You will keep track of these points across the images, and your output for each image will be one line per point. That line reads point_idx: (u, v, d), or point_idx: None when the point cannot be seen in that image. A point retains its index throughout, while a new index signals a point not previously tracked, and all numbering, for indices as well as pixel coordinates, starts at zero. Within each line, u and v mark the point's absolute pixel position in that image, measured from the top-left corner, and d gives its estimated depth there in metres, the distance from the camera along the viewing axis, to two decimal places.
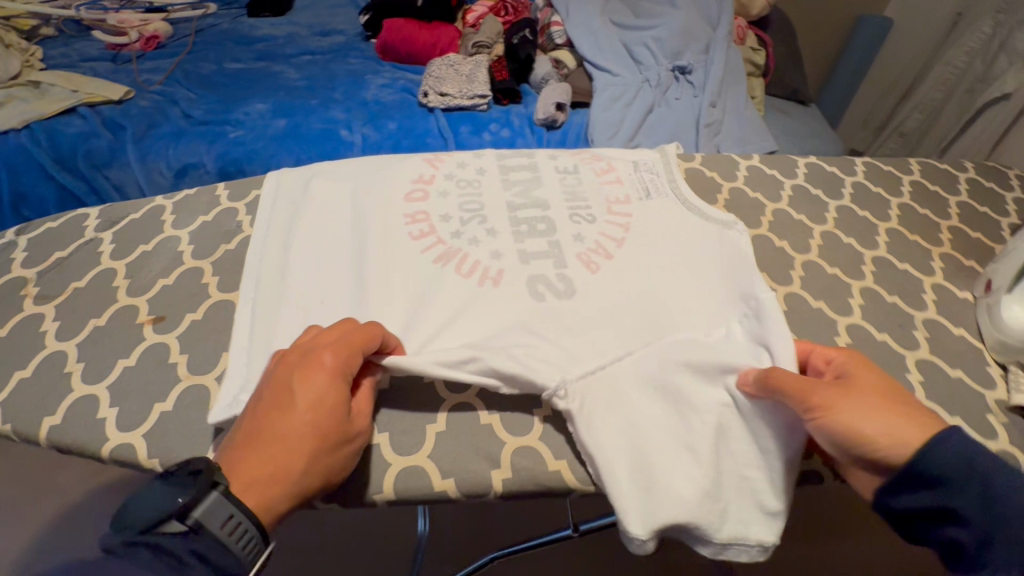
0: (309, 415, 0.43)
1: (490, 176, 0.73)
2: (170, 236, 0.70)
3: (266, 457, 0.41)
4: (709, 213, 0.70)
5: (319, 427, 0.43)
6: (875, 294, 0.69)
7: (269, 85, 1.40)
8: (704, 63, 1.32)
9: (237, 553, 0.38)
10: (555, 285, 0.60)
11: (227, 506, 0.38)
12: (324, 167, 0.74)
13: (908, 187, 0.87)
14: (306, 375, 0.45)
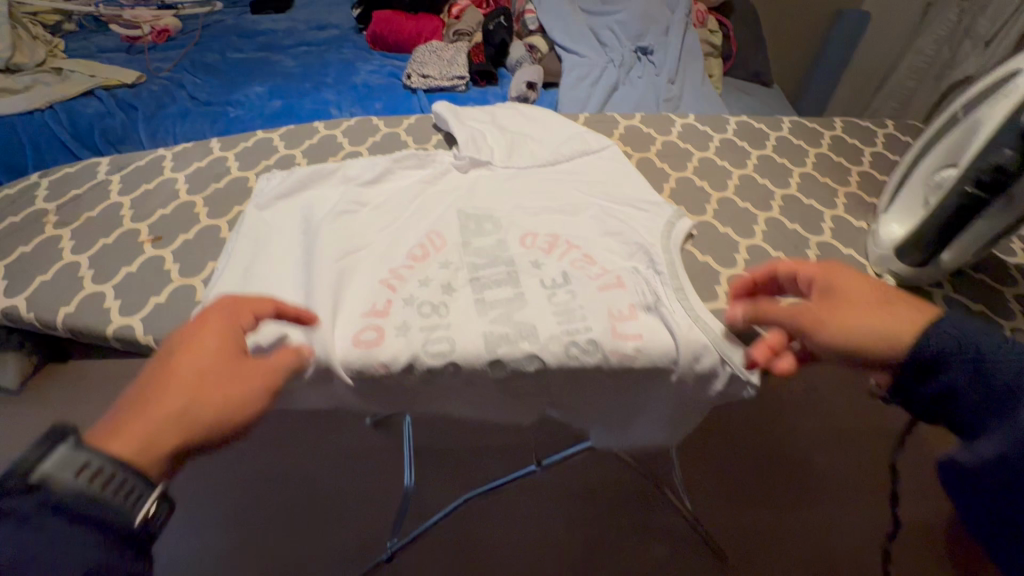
0: (193, 371, 0.46)
1: (460, 299, 0.63)
2: (169, 178, 0.82)
3: (160, 410, 0.44)
4: (731, 345, 0.60)
5: (199, 375, 0.46)
6: (778, 222, 0.78)
7: (267, 71, 1.53)
8: (665, 44, 1.43)
9: (119, 504, 0.39)
10: (521, 363, 0.59)
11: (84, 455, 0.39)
12: (277, 284, 0.64)
13: (828, 140, 0.96)
14: (191, 346, 0.48)
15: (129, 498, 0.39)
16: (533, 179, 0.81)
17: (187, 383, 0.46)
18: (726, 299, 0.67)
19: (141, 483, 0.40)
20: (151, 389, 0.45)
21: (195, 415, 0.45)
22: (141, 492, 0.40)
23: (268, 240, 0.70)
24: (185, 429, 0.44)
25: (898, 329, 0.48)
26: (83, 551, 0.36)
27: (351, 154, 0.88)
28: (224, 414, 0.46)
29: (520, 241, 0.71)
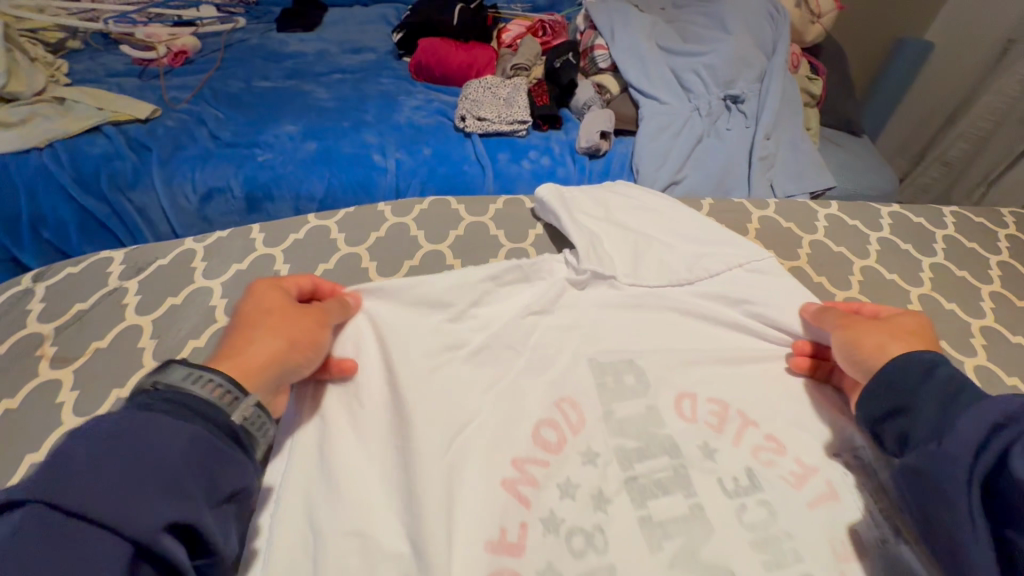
0: (269, 318, 0.49)
1: (618, 518, 0.46)
2: (202, 287, 0.64)
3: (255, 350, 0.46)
4: None
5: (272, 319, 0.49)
6: (990, 375, 0.61)
7: (298, 105, 1.34)
8: (759, 92, 1.25)
9: (220, 407, 0.41)
10: None
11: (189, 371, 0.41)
12: (365, 481, 0.47)
13: (1006, 243, 0.79)
14: (259, 298, 0.51)
15: (226, 398, 0.41)
16: (670, 304, 0.62)
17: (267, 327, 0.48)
18: None
19: (239, 390, 0.43)
20: (232, 324, 0.48)
21: (265, 346, 0.47)
22: (237, 396, 0.42)
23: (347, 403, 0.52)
24: (255, 360, 0.45)
25: (897, 341, 0.50)
26: (188, 435, 0.38)
27: (431, 255, 0.70)
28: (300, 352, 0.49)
29: (676, 409, 0.53)
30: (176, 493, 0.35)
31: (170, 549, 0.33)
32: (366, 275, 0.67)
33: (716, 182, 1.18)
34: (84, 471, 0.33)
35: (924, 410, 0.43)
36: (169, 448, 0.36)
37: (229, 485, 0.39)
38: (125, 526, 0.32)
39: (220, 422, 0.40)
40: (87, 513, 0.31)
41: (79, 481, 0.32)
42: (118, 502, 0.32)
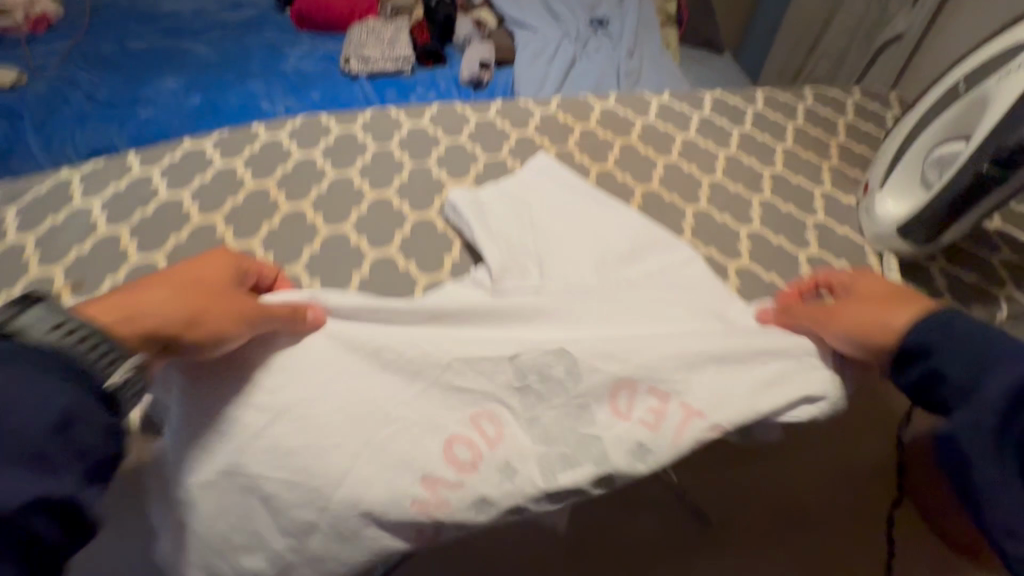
0: (199, 287, 0.41)
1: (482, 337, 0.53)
2: (82, 207, 0.68)
3: (160, 301, 0.38)
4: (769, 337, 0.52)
5: (202, 289, 0.41)
6: (772, 205, 0.76)
7: (179, 63, 1.34)
8: (621, 15, 1.37)
9: (76, 356, 0.31)
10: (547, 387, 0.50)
11: (59, 314, 0.31)
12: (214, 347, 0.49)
13: (802, 112, 0.95)
14: (203, 267, 0.43)
15: (81, 343, 0.31)
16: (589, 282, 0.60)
17: (193, 291, 0.40)
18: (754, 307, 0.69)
19: (110, 342, 0.32)
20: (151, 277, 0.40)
21: (157, 306, 0.38)
22: (97, 340, 0.31)
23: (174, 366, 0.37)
24: (137, 310, 0.37)
25: (901, 308, 0.46)
26: (59, 382, 0.29)
27: (303, 161, 0.76)
28: (204, 332, 0.40)
29: (612, 407, 0.49)
30: (34, 466, 0.27)
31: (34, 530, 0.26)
32: (242, 181, 0.72)
33: None
34: None
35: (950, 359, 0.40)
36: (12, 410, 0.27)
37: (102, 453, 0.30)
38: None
39: (88, 374, 0.31)
40: None
41: None
42: None
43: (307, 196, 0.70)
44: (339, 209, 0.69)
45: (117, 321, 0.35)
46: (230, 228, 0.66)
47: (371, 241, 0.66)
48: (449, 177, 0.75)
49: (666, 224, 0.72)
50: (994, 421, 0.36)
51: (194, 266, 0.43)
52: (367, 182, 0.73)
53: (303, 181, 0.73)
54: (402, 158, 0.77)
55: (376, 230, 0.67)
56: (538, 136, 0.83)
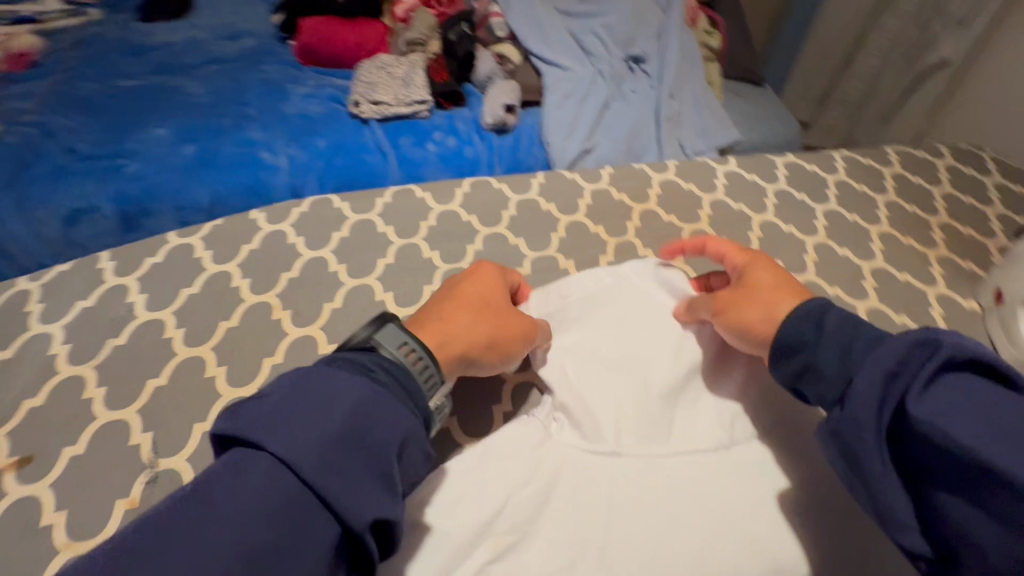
0: (478, 301, 0.49)
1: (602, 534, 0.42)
2: (38, 335, 0.54)
3: (457, 322, 0.46)
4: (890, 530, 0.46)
5: (483, 303, 0.49)
6: (882, 314, 0.62)
7: (170, 104, 1.21)
8: (659, 51, 1.23)
9: (416, 380, 0.40)
10: None
11: (401, 334, 0.41)
12: None
13: (891, 181, 0.81)
14: (472, 275, 0.51)
15: (417, 367, 0.40)
16: (688, 496, 0.45)
17: (479, 306, 0.48)
18: None
19: (433, 368, 0.41)
20: (444, 294, 0.49)
21: (460, 329, 0.46)
22: (429, 367, 0.41)
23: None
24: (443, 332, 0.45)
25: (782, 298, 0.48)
26: (396, 411, 0.37)
27: (312, 263, 0.62)
28: (488, 344, 0.46)
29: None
30: (382, 483, 0.34)
31: (371, 544, 0.33)
32: (237, 294, 0.59)
33: (627, 147, 1.16)
34: (326, 446, 0.33)
35: (827, 366, 0.41)
36: (381, 428, 0.36)
37: (411, 477, 0.38)
38: (345, 510, 0.32)
39: (417, 402, 0.39)
40: (321, 492, 0.31)
41: (320, 465, 0.32)
42: (343, 487, 0.32)
43: (319, 316, 0.57)
44: None
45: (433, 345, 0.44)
46: (221, 367, 0.52)
47: None
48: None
49: None
50: (874, 414, 0.36)
51: (470, 276, 0.51)
52: (391, 294, 0.60)
53: (312, 294, 0.59)
54: (432, 259, 0.64)
55: None
56: (591, 222, 0.70)
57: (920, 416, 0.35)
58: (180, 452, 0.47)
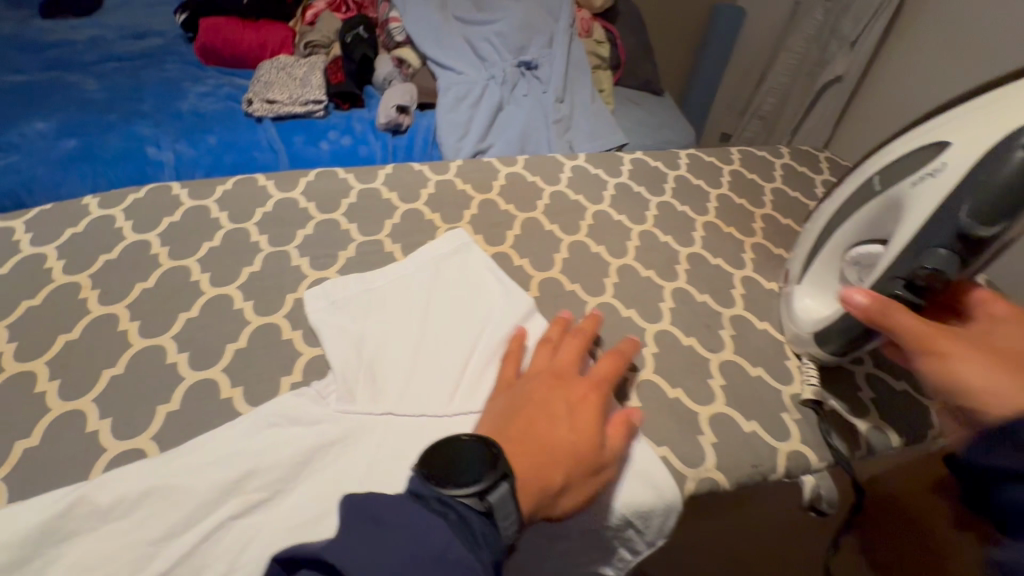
0: (579, 433, 0.46)
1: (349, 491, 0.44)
2: None
3: (531, 461, 0.43)
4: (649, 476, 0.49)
5: (579, 442, 0.45)
6: (686, 294, 0.67)
7: (57, 99, 1.19)
8: (550, 58, 1.29)
9: (483, 526, 0.38)
10: None
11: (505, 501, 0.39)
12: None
13: (728, 177, 0.88)
14: (577, 392, 0.49)
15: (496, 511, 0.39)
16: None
17: (573, 443, 0.45)
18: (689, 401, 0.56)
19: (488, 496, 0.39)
20: (536, 413, 0.46)
21: (555, 431, 0.45)
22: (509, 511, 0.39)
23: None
24: (542, 442, 0.44)
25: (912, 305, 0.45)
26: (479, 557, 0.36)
27: (135, 246, 0.63)
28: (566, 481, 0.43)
29: None
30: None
31: None
32: (48, 275, 0.59)
33: (519, 147, 1.20)
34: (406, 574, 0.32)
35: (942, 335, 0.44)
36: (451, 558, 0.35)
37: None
38: None
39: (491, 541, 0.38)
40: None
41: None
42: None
43: (127, 295, 0.58)
44: (164, 313, 0.56)
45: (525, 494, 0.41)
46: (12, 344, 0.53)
47: (192, 359, 0.53)
48: (310, 266, 0.63)
49: None
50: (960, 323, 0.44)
51: (586, 389, 0.50)
52: (207, 275, 0.61)
53: (127, 275, 0.60)
54: (259, 242, 0.65)
55: (203, 344, 0.54)
56: (428, 210, 0.73)
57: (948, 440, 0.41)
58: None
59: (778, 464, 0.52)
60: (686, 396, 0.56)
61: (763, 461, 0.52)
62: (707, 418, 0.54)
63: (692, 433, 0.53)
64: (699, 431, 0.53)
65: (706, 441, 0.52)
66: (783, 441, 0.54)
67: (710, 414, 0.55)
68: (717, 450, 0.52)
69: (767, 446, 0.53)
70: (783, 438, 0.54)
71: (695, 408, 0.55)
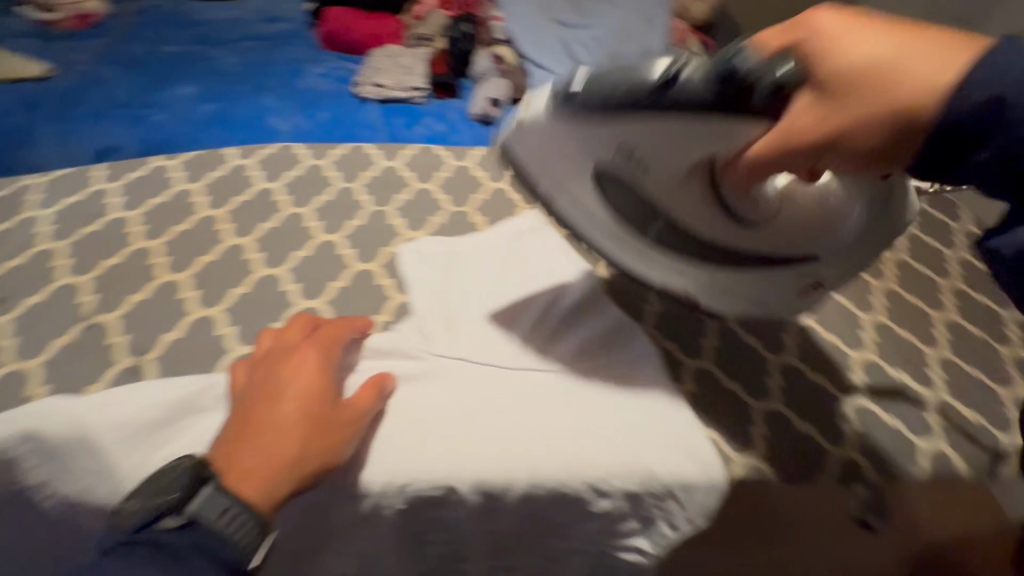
0: (305, 408, 0.45)
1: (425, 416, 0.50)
2: (32, 217, 0.67)
3: (261, 449, 0.42)
4: (693, 452, 0.52)
5: (308, 416, 0.45)
6: None
7: (201, 69, 1.37)
8: (642, 64, 1.32)
9: (234, 540, 0.39)
10: (462, 482, 0.48)
11: (221, 499, 0.39)
12: (141, 411, 0.46)
13: None
14: (289, 366, 0.47)
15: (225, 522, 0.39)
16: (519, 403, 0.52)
17: (301, 420, 0.44)
18: (748, 394, 0.60)
19: (247, 511, 0.40)
20: (255, 397, 0.45)
21: (277, 413, 0.44)
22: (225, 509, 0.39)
23: (47, 429, 0.43)
24: (263, 429, 0.43)
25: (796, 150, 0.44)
26: None
27: (263, 192, 0.73)
28: (315, 462, 0.44)
29: (518, 491, 0.49)
30: None
31: None
32: (195, 208, 0.70)
33: None
34: None
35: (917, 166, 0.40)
36: None
37: None
38: None
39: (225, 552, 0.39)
40: None
41: None
42: None
43: (256, 231, 0.68)
44: (282, 250, 0.65)
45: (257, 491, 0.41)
46: (166, 257, 0.63)
47: (303, 289, 0.61)
48: (406, 226, 0.70)
49: (626, 304, 0.65)
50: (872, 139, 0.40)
51: (288, 367, 0.47)
52: (319, 223, 0.69)
53: (256, 215, 0.70)
54: (364, 201, 0.73)
55: (313, 278, 0.63)
56: (514, 190, 0.78)
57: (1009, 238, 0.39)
58: (114, 311, 0.58)
59: (826, 465, 0.57)
60: (744, 389, 0.61)
61: (810, 458, 0.56)
62: (762, 413, 0.59)
63: (746, 424, 0.58)
64: (751, 423, 0.58)
65: (758, 433, 0.57)
66: (834, 445, 0.58)
67: (765, 410, 0.59)
68: (768, 442, 0.57)
69: (818, 446, 0.58)
70: (835, 442, 0.58)
71: (752, 401, 0.60)
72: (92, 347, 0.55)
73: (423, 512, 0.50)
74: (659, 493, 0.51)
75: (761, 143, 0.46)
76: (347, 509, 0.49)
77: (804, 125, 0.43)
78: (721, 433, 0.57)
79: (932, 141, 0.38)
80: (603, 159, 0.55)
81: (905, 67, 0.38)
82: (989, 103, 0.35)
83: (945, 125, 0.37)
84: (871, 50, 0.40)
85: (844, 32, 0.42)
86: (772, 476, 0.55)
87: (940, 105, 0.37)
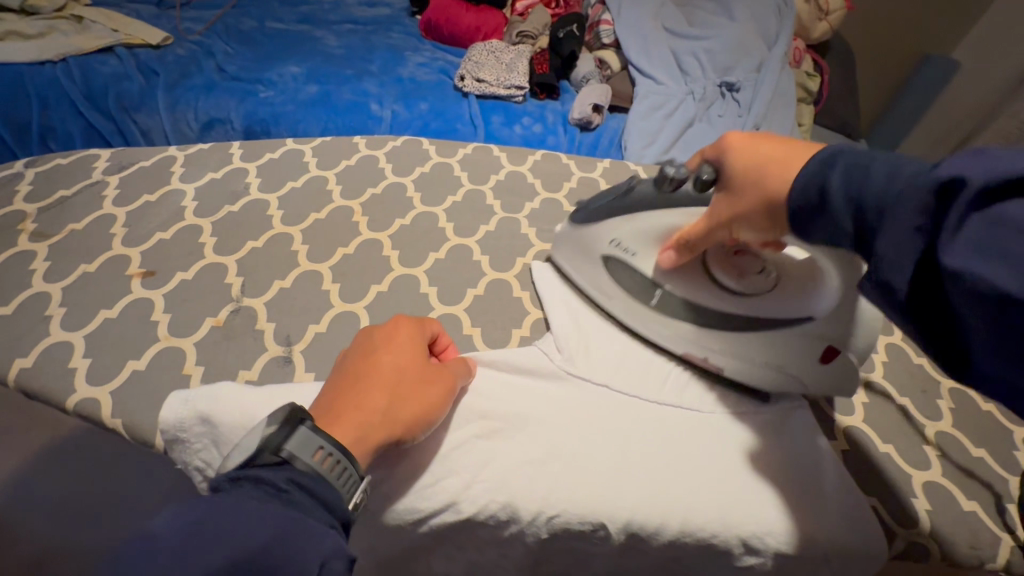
0: (401, 372, 0.44)
1: (576, 445, 0.49)
2: (175, 190, 0.68)
3: (364, 404, 0.41)
4: (859, 521, 0.47)
5: (399, 378, 0.43)
6: (903, 352, 0.63)
7: (307, 49, 1.39)
8: (754, 83, 1.27)
9: (335, 487, 0.35)
10: (612, 519, 0.46)
11: (318, 437, 0.36)
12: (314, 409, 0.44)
13: None
14: (384, 333, 0.47)
15: (333, 468, 0.35)
16: (664, 442, 0.50)
17: (394, 382, 0.43)
18: (903, 460, 0.54)
19: (353, 464, 0.36)
20: (354, 360, 0.45)
21: (376, 373, 0.43)
22: (339, 460, 0.36)
23: (222, 415, 0.42)
24: (360, 384, 0.42)
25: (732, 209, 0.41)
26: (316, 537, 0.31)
27: (394, 186, 0.72)
28: (406, 427, 0.42)
29: (666, 536, 0.46)
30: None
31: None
32: (329, 196, 0.70)
33: None
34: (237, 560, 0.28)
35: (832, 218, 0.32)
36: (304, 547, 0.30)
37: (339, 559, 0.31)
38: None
39: (337, 507, 0.34)
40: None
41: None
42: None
43: (389, 226, 0.67)
44: (417, 251, 0.65)
45: (351, 441, 0.38)
46: (305, 245, 0.63)
47: (440, 294, 0.61)
48: (537, 237, 0.69)
49: None
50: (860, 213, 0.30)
51: (384, 335, 0.47)
52: (451, 225, 0.68)
53: (389, 209, 0.69)
54: (493, 205, 0.72)
55: (449, 283, 0.62)
56: None
57: (963, 264, 0.24)
58: (259, 297, 0.58)
59: (1000, 555, 0.49)
60: (897, 454, 0.54)
61: (982, 545, 0.49)
62: (920, 482, 0.52)
63: (903, 492, 0.51)
64: (914, 495, 0.51)
65: (919, 505, 0.51)
66: (1007, 531, 0.50)
67: (924, 479, 0.53)
68: (932, 518, 0.50)
69: (989, 532, 0.50)
70: (1009, 528, 0.50)
71: (909, 468, 0.53)
72: (241, 331, 0.55)
73: (562, 543, 0.48)
74: (815, 560, 0.47)
75: (688, 227, 0.47)
76: (486, 531, 0.47)
77: (722, 214, 0.41)
78: (875, 500, 0.51)
79: (805, 211, 0.34)
80: (602, 251, 0.56)
81: (868, 169, 0.30)
82: (951, 182, 0.25)
83: (861, 206, 0.30)
84: (761, 153, 0.38)
85: (739, 144, 0.40)
86: (936, 556, 0.49)
87: (881, 181, 0.29)
